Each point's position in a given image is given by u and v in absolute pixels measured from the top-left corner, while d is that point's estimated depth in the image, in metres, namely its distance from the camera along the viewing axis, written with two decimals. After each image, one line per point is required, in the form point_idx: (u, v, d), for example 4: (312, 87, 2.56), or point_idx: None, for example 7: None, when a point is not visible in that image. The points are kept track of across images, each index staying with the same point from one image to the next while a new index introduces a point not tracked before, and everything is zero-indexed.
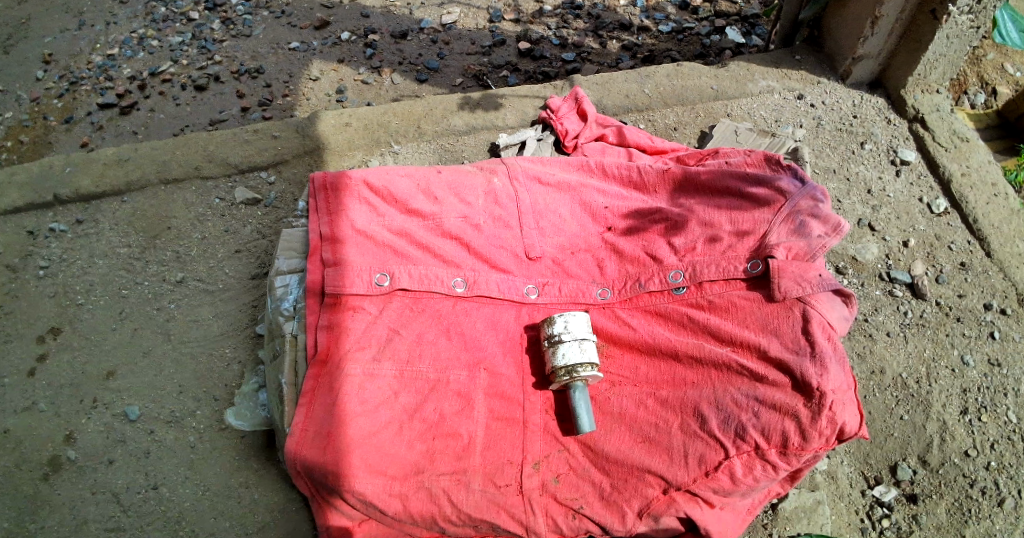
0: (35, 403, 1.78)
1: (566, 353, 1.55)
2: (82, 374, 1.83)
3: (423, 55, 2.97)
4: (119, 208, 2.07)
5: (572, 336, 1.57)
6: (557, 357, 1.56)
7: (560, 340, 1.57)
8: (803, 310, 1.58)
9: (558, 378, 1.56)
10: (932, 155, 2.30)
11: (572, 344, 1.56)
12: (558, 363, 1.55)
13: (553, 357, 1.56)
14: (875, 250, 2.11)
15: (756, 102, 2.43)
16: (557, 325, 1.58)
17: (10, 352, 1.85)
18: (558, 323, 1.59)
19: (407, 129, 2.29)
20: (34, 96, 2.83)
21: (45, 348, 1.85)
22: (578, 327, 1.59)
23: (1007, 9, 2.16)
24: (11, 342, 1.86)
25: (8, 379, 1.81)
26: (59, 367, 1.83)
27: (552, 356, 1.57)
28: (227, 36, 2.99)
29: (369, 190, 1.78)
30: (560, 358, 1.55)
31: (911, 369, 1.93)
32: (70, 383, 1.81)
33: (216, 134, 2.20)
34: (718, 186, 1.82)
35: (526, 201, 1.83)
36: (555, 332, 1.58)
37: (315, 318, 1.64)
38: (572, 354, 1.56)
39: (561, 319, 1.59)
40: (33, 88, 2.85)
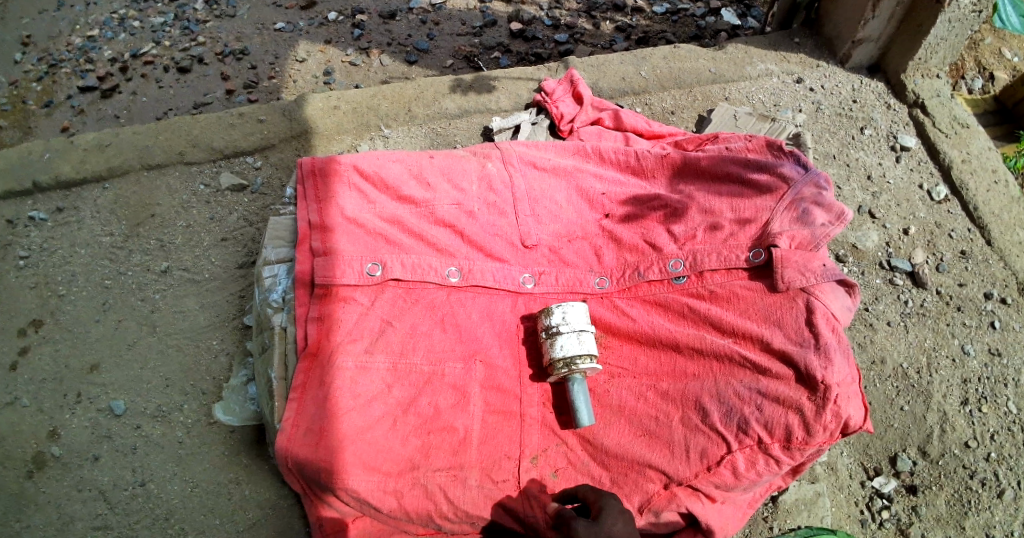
0: (18, 399, 1.72)
1: (564, 344, 1.51)
2: (65, 367, 1.77)
3: (413, 36, 2.89)
4: (101, 195, 2.00)
5: (570, 327, 1.53)
6: (555, 349, 1.52)
7: (558, 331, 1.53)
8: (806, 301, 1.54)
9: (556, 371, 1.52)
10: (932, 142, 2.27)
11: (570, 335, 1.52)
12: (556, 354, 1.51)
13: (551, 348, 1.52)
14: (875, 238, 2.08)
15: (754, 86, 2.38)
16: (555, 316, 1.54)
17: None
18: (556, 314, 1.54)
19: (397, 113, 2.22)
20: (12, 79, 2.73)
21: (27, 341, 1.79)
22: (576, 317, 1.54)
23: None
24: None
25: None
26: (41, 361, 1.77)
27: (550, 347, 1.53)
28: (210, 16, 2.89)
29: (359, 176, 1.71)
30: (558, 350, 1.51)
31: (911, 359, 1.91)
32: (53, 377, 1.75)
33: (200, 118, 2.12)
34: (718, 172, 1.77)
35: (521, 186, 1.77)
36: (553, 323, 1.54)
37: (304, 309, 1.59)
38: (571, 345, 1.51)
39: (559, 308, 1.55)
40: (11, 71, 2.75)
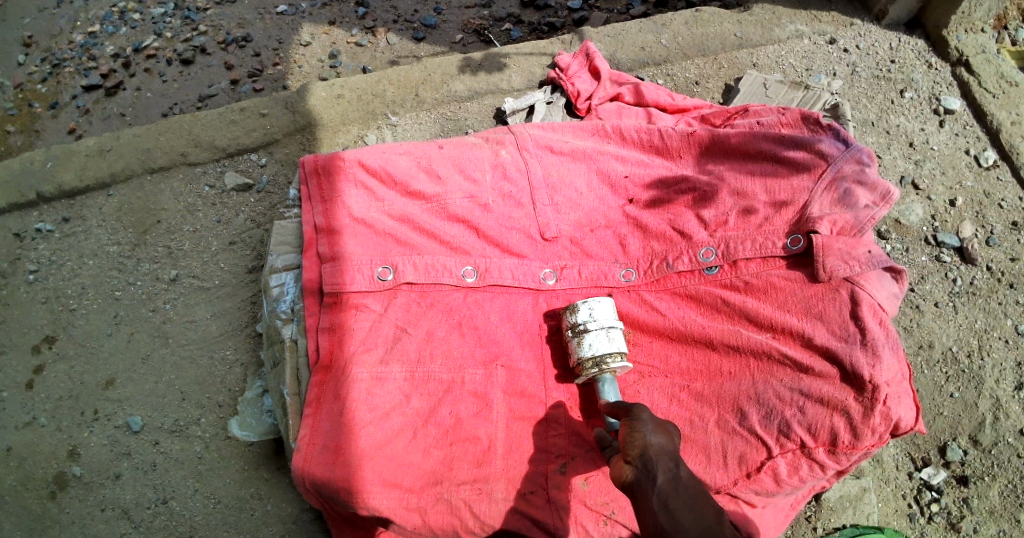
0: (36, 419, 1.68)
1: (593, 343, 1.42)
2: (80, 384, 1.72)
3: (419, 11, 2.76)
4: (106, 202, 1.93)
5: (598, 324, 1.43)
6: (582, 349, 1.43)
7: (586, 329, 1.43)
8: (850, 291, 1.43)
9: (584, 371, 1.42)
10: (979, 103, 2.11)
11: (598, 333, 1.43)
12: (584, 354, 1.42)
13: (579, 348, 1.43)
14: (919, 211, 1.93)
15: (784, 49, 2.23)
16: (581, 313, 1.44)
17: (6, 365, 1.74)
18: (582, 310, 1.44)
19: (404, 99, 2.12)
20: (16, 82, 2.65)
21: (41, 359, 1.74)
22: (604, 313, 1.44)
23: None
24: (6, 353, 1.75)
25: (6, 394, 1.71)
26: (56, 379, 1.72)
27: (576, 347, 1.43)
28: (211, 3, 2.78)
29: (364, 172, 1.62)
30: (586, 349, 1.42)
31: (961, 341, 1.77)
32: (68, 394, 1.71)
33: (201, 115, 2.04)
34: (750, 149, 1.65)
35: (538, 174, 1.66)
36: (579, 321, 1.44)
37: (314, 319, 1.52)
38: (600, 343, 1.42)
39: (584, 305, 1.45)
40: (15, 73, 2.67)
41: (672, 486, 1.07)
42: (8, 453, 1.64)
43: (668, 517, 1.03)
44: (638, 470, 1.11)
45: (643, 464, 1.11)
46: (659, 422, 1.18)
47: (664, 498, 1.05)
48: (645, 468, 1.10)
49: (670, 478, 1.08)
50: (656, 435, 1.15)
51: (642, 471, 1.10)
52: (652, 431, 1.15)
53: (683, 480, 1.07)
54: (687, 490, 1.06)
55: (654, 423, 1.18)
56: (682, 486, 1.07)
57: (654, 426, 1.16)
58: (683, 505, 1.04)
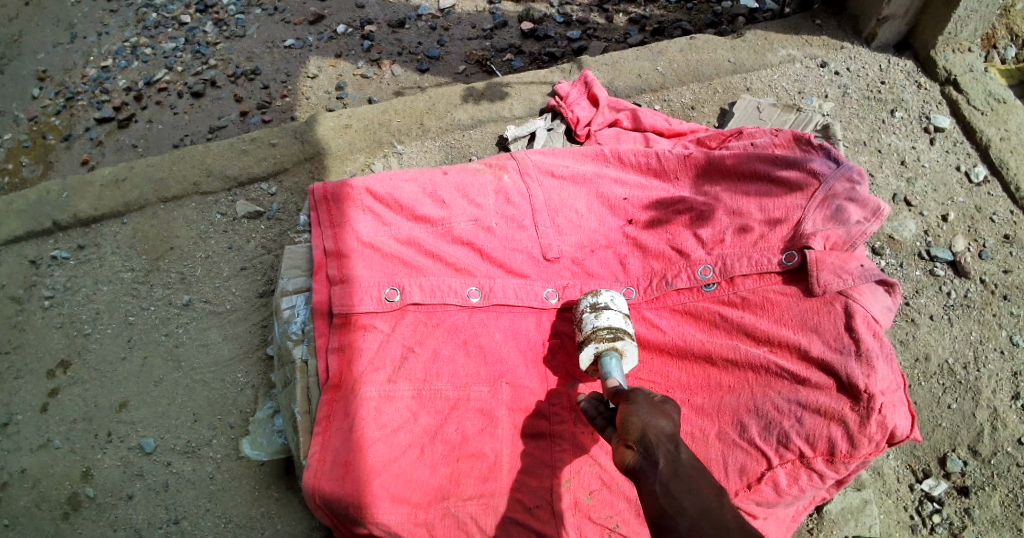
0: (51, 440, 1.72)
1: (611, 316, 1.45)
2: (94, 407, 1.76)
3: (423, 44, 2.87)
4: (120, 230, 2.00)
5: (618, 308, 1.48)
6: (599, 318, 1.44)
7: (606, 307, 1.47)
8: (845, 304, 1.46)
9: (598, 337, 1.42)
10: (968, 120, 2.16)
11: (617, 313, 1.47)
12: (602, 322, 1.43)
13: (596, 318, 1.45)
14: (912, 227, 1.96)
15: (777, 74, 2.30)
16: (604, 295, 1.49)
17: (20, 390, 1.78)
18: (605, 294, 1.50)
19: (409, 128, 2.19)
20: (31, 115, 2.77)
21: (56, 383, 1.79)
22: (621, 305, 1.50)
23: None
24: (21, 378, 1.80)
25: (22, 417, 1.75)
26: (71, 402, 1.77)
27: (594, 318, 1.45)
28: (220, 37, 2.91)
29: (372, 198, 1.69)
30: (605, 318, 1.44)
31: (957, 353, 1.79)
32: (82, 417, 1.75)
33: (213, 146, 2.11)
34: (744, 171, 1.71)
35: (539, 198, 1.72)
36: (601, 299, 1.49)
37: (325, 340, 1.57)
38: (616, 320, 1.45)
39: (608, 292, 1.50)
40: (30, 107, 2.79)
41: (672, 470, 1.05)
42: (22, 475, 1.68)
43: (671, 501, 1.02)
44: (639, 455, 1.09)
45: (643, 448, 1.08)
46: (655, 404, 1.16)
47: (664, 483, 1.04)
48: (645, 452, 1.08)
49: (671, 461, 1.05)
50: (655, 418, 1.12)
51: (643, 456, 1.08)
52: (648, 414, 1.13)
53: (683, 461, 1.06)
54: (687, 472, 1.04)
55: (651, 405, 1.15)
56: (681, 469, 1.05)
57: (652, 409, 1.14)
58: (684, 489, 1.02)
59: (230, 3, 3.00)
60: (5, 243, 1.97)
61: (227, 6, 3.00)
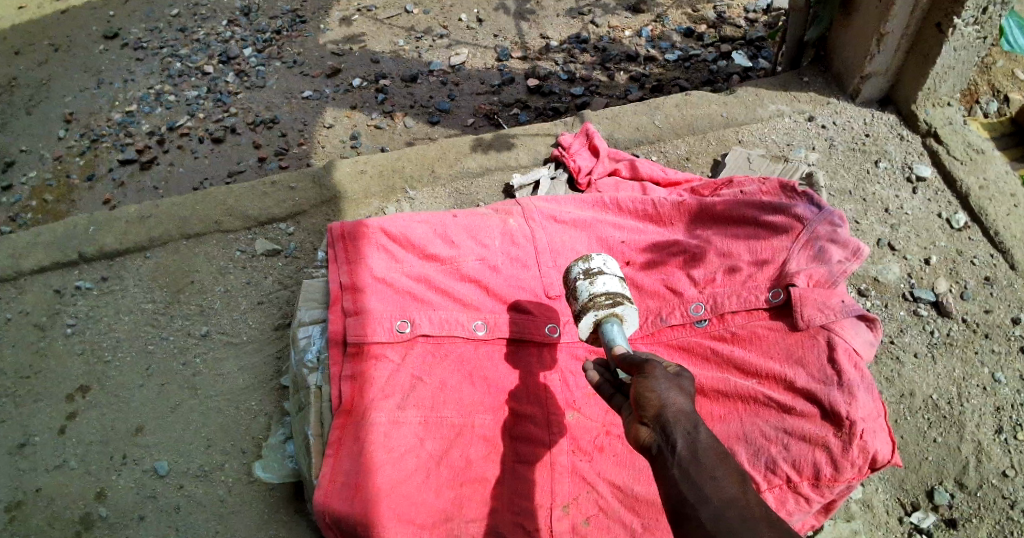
0: (66, 461, 1.80)
1: (607, 282, 1.43)
2: (110, 430, 1.85)
3: (434, 98, 3.05)
4: (143, 264, 2.14)
5: (611, 273, 1.47)
6: (595, 285, 1.43)
7: (600, 273, 1.46)
8: (827, 337, 1.56)
9: (597, 305, 1.40)
10: (948, 170, 2.27)
11: (612, 278, 1.45)
12: (598, 290, 1.42)
13: (592, 285, 1.43)
14: (896, 270, 2.07)
15: (766, 127, 2.44)
16: (595, 261, 1.48)
17: (40, 413, 1.88)
18: (597, 260, 1.49)
19: (421, 175, 2.33)
20: (57, 155, 3.01)
21: (75, 407, 1.89)
22: (615, 269, 1.49)
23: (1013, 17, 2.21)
24: (40, 402, 1.90)
25: (39, 438, 1.84)
26: (88, 425, 1.86)
27: (589, 285, 1.43)
28: (241, 87, 3.16)
29: (387, 238, 1.81)
30: (601, 284, 1.42)
31: (941, 389, 1.86)
32: (99, 440, 1.83)
33: (236, 189, 2.26)
34: (734, 216, 1.82)
35: (543, 240, 1.84)
36: (595, 267, 1.47)
37: (338, 368, 1.65)
38: (613, 284, 1.44)
39: (599, 257, 1.50)
40: (55, 147, 3.05)
41: (692, 455, 1.03)
42: (36, 493, 1.75)
43: (691, 488, 1.01)
44: (656, 434, 1.07)
45: (661, 428, 1.07)
46: (674, 380, 1.12)
47: (684, 469, 1.02)
48: (663, 432, 1.07)
49: (691, 444, 1.04)
50: (674, 395, 1.09)
51: (661, 438, 1.06)
52: (666, 389, 1.10)
53: (705, 445, 1.04)
54: (709, 459, 1.02)
55: (669, 380, 1.12)
56: (701, 453, 1.03)
57: (671, 386, 1.11)
58: (705, 476, 1.01)
59: (251, 56, 3.27)
60: (34, 272, 2.12)
61: (249, 58, 3.27)
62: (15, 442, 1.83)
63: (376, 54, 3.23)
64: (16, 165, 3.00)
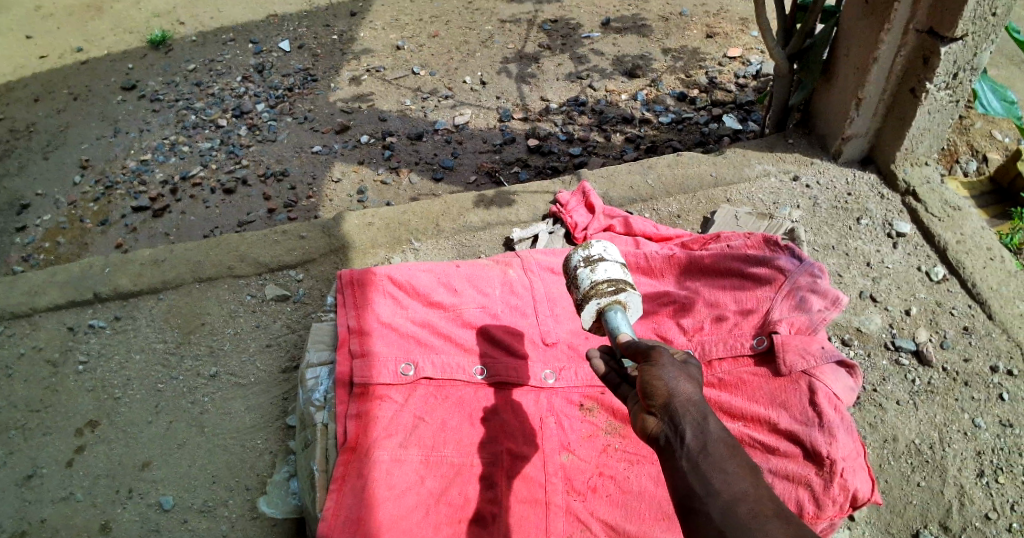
0: (72, 494, 1.86)
1: (607, 269, 1.52)
2: (118, 464, 1.91)
3: (439, 156, 3.20)
4: (156, 305, 2.24)
5: (610, 260, 1.56)
6: (596, 274, 1.52)
7: (599, 261, 1.55)
8: (808, 382, 1.64)
9: (598, 293, 1.48)
10: (926, 226, 2.39)
11: (611, 265, 1.54)
12: (599, 277, 1.51)
13: (593, 273, 1.52)
14: (878, 320, 2.16)
15: (753, 187, 2.57)
16: (594, 249, 1.58)
17: (49, 445, 1.95)
18: (596, 248, 1.58)
19: (426, 227, 2.45)
20: (71, 199, 3.17)
21: (83, 441, 1.96)
22: (615, 256, 1.59)
23: (987, 82, 2.46)
24: (50, 435, 1.97)
25: (46, 470, 1.91)
26: (95, 458, 1.93)
27: (590, 274, 1.52)
28: (253, 141, 3.32)
29: (393, 285, 1.92)
30: (601, 273, 1.51)
31: (923, 434, 1.93)
32: (106, 473, 1.90)
33: (248, 237, 2.38)
34: (721, 268, 1.93)
35: (541, 290, 1.95)
36: (595, 255, 1.57)
37: (343, 407, 1.72)
38: (613, 271, 1.53)
39: (598, 245, 1.59)
40: (71, 192, 3.21)
41: (700, 445, 1.12)
42: (41, 524, 1.81)
43: (700, 482, 1.10)
44: (665, 424, 1.17)
45: (669, 418, 1.16)
46: (680, 370, 1.21)
47: (693, 460, 1.11)
48: (670, 421, 1.16)
49: (698, 434, 1.13)
50: (680, 385, 1.19)
51: (670, 427, 1.16)
52: (673, 379, 1.19)
53: (712, 437, 1.13)
54: (717, 451, 1.11)
55: (676, 370, 1.21)
56: (709, 445, 1.12)
57: (678, 375, 1.20)
58: (714, 467, 1.10)
59: (264, 111, 3.46)
60: (49, 309, 2.23)
61: (261, 113, 3.45)
62: (23, 474, 1.90)
63: (384, 112, 3.41)
64: (30, 208, 3.16)
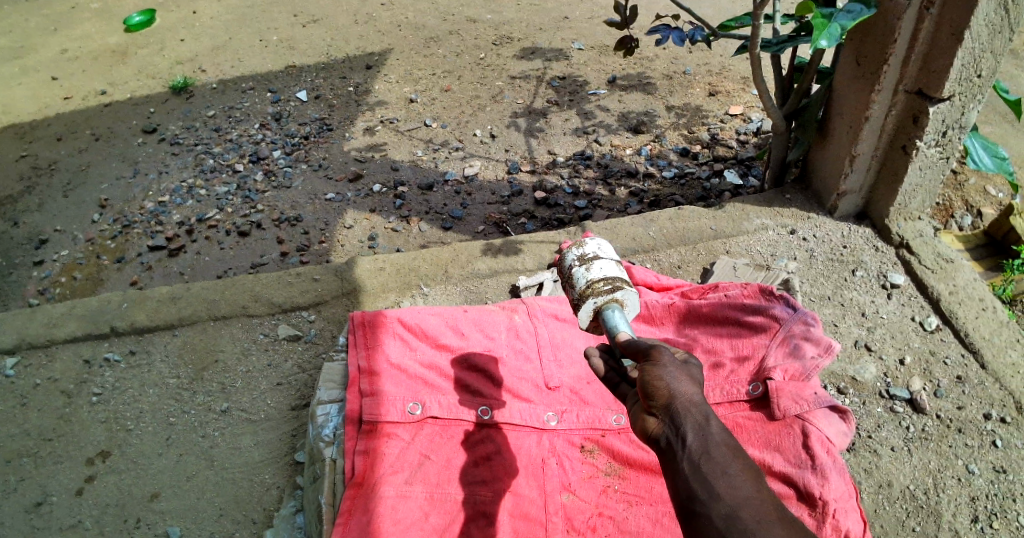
0: (81, 521, 1.91)
1: (602, 267, 1.61)
2: (127, 494, 1.97)
3: (448, 205, 3.32)
4: (170, 341, 2.33)
5: (604, 258, 1.65)
6: (592, 273, 1.60)
7: (594, 259, 1.64)
8: (802, 426, 1.69)
9: (595, 291, 1.57)
10: (920, 278, 2.46)
11: (606, 262, 1.63)
12: (595, 276, 1.59)
13: (589, 272, 1.61)
14: (873, 369, 2.21)
15: (751, 240, 2.66)
16: (589, 248, 1.67)
17: (60, 473, 2.02)
18: (591, 247, 1.68)
19: (435, 274, 2.55)
20: (89, 236, 3.29)
21: (93, 470, 2.02)
22: (609, 254, 1.68)
23: (978, 139, 2.56)
24: (61, 464, 2.04)
25: (56, 498, 1.96)
26: (105, 488, 1.98)
27: (586, 274, 1.61)
28: (268, 186, 3.45)
29: (403, 328, 2.00)
30: (597, 271, 1.60)
31: (917, 480, 1.97)
32: (115, 503, 1.95)
33: (262, 278, 2.48)
34: (718, 316, 2.00)
35: (545, 335, 2.02)
36: (590, 254, 1.66)
37: (352, 443, 1.78)
38: (608, 269, 1.61)
39: (592, 244, 1.69)
40: (89, 229, 3.33)
41: (702, 448, 1.18)
42: None
43: (703, 486, 1.15)
44: (666, 425, 1.22)
45: (671, 420, 1.21)
46: (680, 371, 1.26)
47: (694, 463, 1.17)
48: (672, 423, 1.21)
49: (699, 437, 1.19)
50: (681, 386, 1.24)
51: (671, 429, 1.21)
52: (674, 381, 1.24)
53: (715, 440, 1.18)
54: (719, 453, 1.17)
55: (677, 371, 1.26)
56: (711, 449, 1.18)
57: (679, 377, 1.25)
58: (716, 471, 1.16)
59: (280, 158, 3.60)
60: (66, 341, 2.32)
61: (277, 160, 3.60)
62: (33, 501, 1.96)
63: (396, 162, 3.54)
64: (48, 243, 3.29)
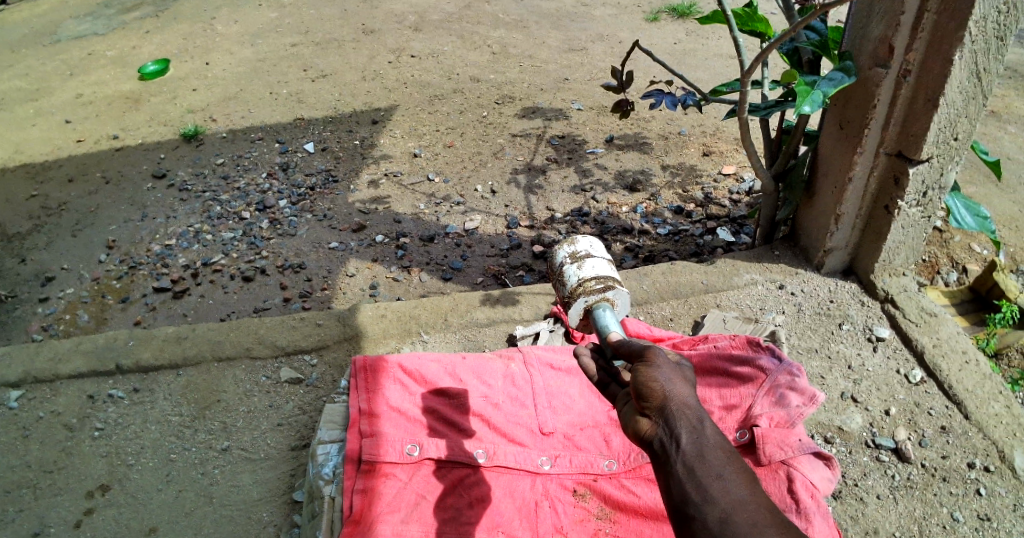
0: None
1: (594, 265, 1.81)
2: (125, 528, 2.01)
3: (448, 257, 3.42)
4: (174, 380, 2.39)
5: (594, 256, 1.86)
6: (584, 271, 1.80)
7: (586, 257, 1.85)
8: (787, 472, 1.75)
9: (586, 289, 1.75)
10: (905, 331, 2.54)
11: (596, 261, 1.84)
12: (586, 274, 1.79)
13: (582, 269, 1.81)
14: (859, 419, 2.28)
15: (741, 294, 2.75)
16: (581, 248, 1.88)
17: (60, 505, 2.06)
18: (582, 246, 1.90)
19: (435, 321, 2.63)
20: (95, 276, 3.39)
21: (93, 504, 2.06)
22: (598, 252, 1.89)
23: (958, 199, 2.66)
24: (60, 496, 2.08)
25: (53, 529, 2.00)
26: (103, 521, 2.02)
27: (578, 272, 1.80)
28: (273, 234, 3.57)
29: (402, 372, 2.07)
30: (589, 269, 1.80)
31: (903, 527, 2.02)
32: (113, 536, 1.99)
33: (267, 322, 2.56)
34: (706, 366, 2.04)
35: (540, 383, 2.09)
36: (581, 252, 1.87)
37: (350, 482, 1.83)
38: (599, 267, 1.81)
39: (584, 244, 1.90)
40: (95, 269, 3.42)
41: (696, 451, 1.24)
42: None
43: (697, 489, 1.21)
44: (660, 427, 1.28)
45: (665, 422, 1.27)
46: (674, 373, 1.33)
47: (688, 465, 1.23)
48: (666, 425, 1.27)
49: (693, 439, 1.25)
50: (674, 387, 1.30)
51: (665, 431, 1.27)
52: (668, 382, 1.30)
53: (709, 444, 1.24)
54: (712, 457, 1.23)
55: (671, 374, 1.32)
56: (705, 452, 1.24)
57: (672, 378, 1.31)
58: (710, 474, 1.21)
59: (286, 207, 3.72)
60: (71, 377, 2.39)
61: (283, 209, 3.71)
62: (30, 531, 2.00)
63: (399, 215, 3.66)
64: (54, 280, 3.38)
